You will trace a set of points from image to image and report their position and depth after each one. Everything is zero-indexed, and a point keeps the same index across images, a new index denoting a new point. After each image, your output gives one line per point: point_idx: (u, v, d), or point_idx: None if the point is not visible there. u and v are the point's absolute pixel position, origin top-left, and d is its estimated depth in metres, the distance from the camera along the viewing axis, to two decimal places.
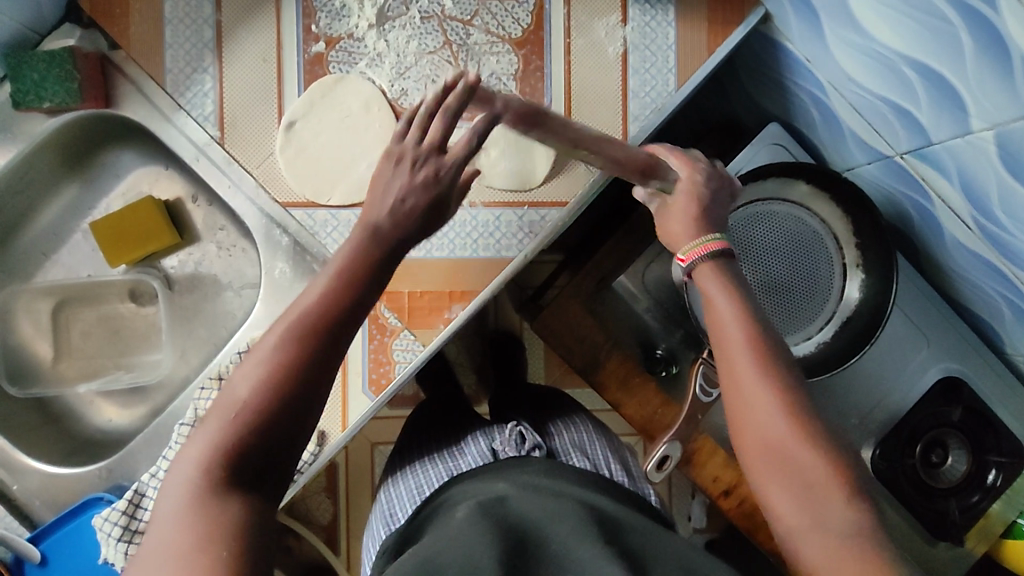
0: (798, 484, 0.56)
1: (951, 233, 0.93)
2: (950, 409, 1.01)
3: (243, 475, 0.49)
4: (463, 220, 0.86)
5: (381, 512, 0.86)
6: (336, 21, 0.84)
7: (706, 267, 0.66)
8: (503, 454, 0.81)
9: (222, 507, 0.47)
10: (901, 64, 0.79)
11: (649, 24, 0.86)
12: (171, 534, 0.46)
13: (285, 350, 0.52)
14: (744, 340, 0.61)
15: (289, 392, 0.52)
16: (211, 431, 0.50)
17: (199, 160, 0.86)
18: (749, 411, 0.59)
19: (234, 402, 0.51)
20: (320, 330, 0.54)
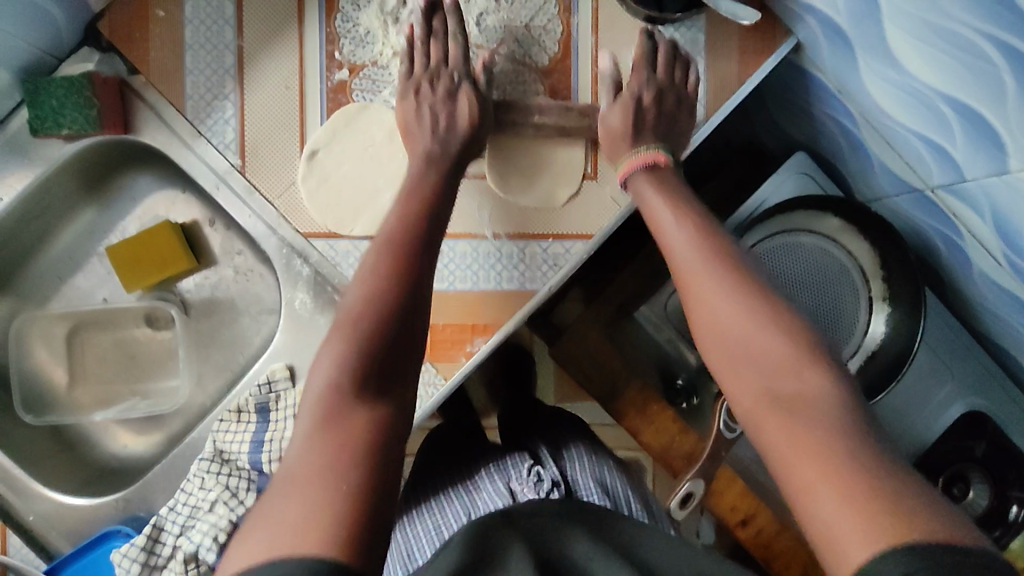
0: (761, 366, 0.56)
1: (981, 268, 0.90)
2: (975, 444, 1.00)
3: (369, 377, 0.56)
4: (488, 253, 0.85)
5: (398, 551, 0.82)
6: (360, 48, 0.83)
7: (642, 173, 0.75)
8: (522, 495, 0.77)
9: (355, 411, 0.54)
10: (938, 100, 0.76)
11: (678, 54, 0.85)
12: (303, 461, 0.50)
13: (390, 271, 0.63)
14: (699, 246, 0.65)
15: (402, 296, 0.62)
16: (337, 348, 0.57)
17: (220, 188, 0.85)
18: (709, 307, 0.60)
19: (314, 386, 0.56)
20: (412, 257, 0.66)
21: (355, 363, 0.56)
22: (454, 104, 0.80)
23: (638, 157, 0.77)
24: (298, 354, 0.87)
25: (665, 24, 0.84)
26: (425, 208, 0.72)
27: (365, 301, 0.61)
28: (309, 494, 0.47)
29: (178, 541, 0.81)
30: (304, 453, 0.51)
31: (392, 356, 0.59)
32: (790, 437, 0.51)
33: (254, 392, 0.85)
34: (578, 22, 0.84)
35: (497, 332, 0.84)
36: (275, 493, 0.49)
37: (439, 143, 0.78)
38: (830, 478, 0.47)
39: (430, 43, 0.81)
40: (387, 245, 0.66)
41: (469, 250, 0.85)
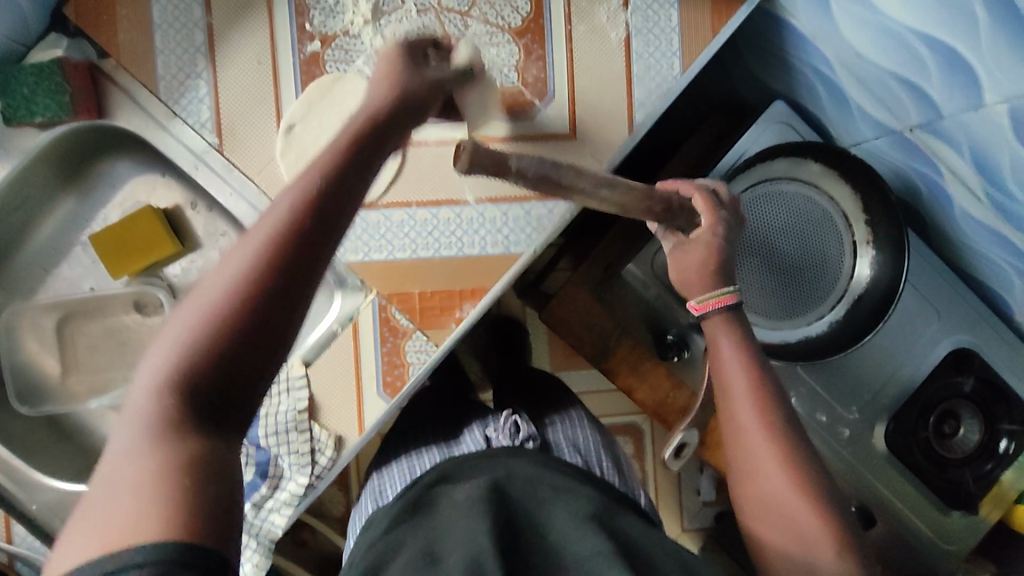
0: (793, 537, 0.57)
1: (962, 207, 0.92)
2: (963, 379, 1.01)
3: (211, 392, 0.43)
4: (471, 218, 0.85)
5: (371, 488, 0.86)
6: (330, 18, 0.82)
7: (717, 322, 0.66)
8: (497, 441, 0.82)
9: (188, 430, 0.42)
10: (913, 41, 0.77)
11: (651, 7, 0.84)
12: (132, 469, 0.40)
13: (253, 242, 0.44)
14: (750, 391, 0.62)
15: (256, 293, 0.43)
16: (191, 307, 0.44)
17: (198, 167, 0.85)
18: (751, 469, 0.60)
19: (199, 303, 0.43)
20: (293, 247, 0.44)
21: (180, 371, 0.42)
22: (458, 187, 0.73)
23: (727, 297, 0.66)
24: None
25: None
26: (352, 184, 0.48)
27: (239, 267, 0.43)
28: (122, 508, 0.38)
29: None
30: (126, 455, 0.41)
31: (243, 371, 0.43)
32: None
33: None
34: None
35: (485, 296, 0.85)
36: (100, 492, 0.40)
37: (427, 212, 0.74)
38: None
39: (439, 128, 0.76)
40: (296, 204, 0.46)
41: (452, 216, 0.85)
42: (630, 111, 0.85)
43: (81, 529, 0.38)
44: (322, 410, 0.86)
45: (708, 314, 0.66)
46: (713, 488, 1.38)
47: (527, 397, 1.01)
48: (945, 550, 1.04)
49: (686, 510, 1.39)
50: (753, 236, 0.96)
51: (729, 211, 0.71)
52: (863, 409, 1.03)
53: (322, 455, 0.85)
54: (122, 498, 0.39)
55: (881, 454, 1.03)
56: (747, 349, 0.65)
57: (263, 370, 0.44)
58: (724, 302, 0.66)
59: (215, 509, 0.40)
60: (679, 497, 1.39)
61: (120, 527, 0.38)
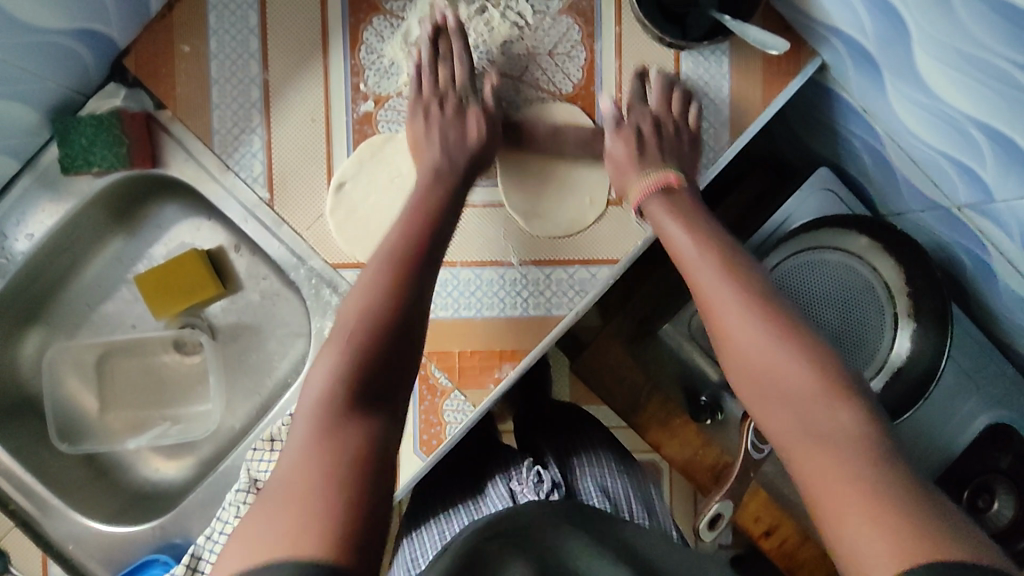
0: (786, 400, 0.58)
1: (1008, 285, 0.90)
2: (1000, 456, 0.99)
3: (361, 390, 0.58)
4: (514, 279, 0.85)
5: (404, 559, 0.87)
6: (385, 79, 0.83)
7: (654, 203, 0.76)
8: (523, 496, 0.85)
9: (344, 425, 0.55)
10: (968, 125, 0.75)
11: (703, 79, 0.85)
12: (296, 472, 0.52)
13: (385, 278, 0.65)
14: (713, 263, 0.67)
15: (395, 307, 0.63)
16: (342, 338, 0.61)
17: (248, 220, 0.85)
18: (736, 348, 0.62)
19: (345, 329, 0.61)
20: (408, 274, 0.66)
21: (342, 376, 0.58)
22: (462, 122, 0.80)
23: (657, 181, 0.77)
24: None
25: (692, 52, 0.84)
26: (443, 207, 0.75)
27: (365, 303, 0.63)
28: (316, 482, 0.51)
29: None
30: (293, 468, 0.53)
31: (382, 377, 0.59)
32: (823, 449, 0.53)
33: (287, 422, 0.86)
34: (601, 48, 0.84)
35: (525, 359, 0.85)
36: (288, 467, 0.53)
37: (448, 160, 0.78)
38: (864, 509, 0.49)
39: (437, 66, 0.81)
40: (409, 244, 0.69)
41: (495, 276, 0.86)
42: None
43: (248, 533, 0.49)
44: None
45: (648, 199, 0.77)
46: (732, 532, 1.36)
47: (552, 438, 1.01)
48: None
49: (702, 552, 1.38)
50: (793, 304, 0.96)
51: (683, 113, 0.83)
52: None
53: None
54: (299, 475, 0.52)
55: None
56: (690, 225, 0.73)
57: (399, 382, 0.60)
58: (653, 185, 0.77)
59: (345, 482, 0.51)
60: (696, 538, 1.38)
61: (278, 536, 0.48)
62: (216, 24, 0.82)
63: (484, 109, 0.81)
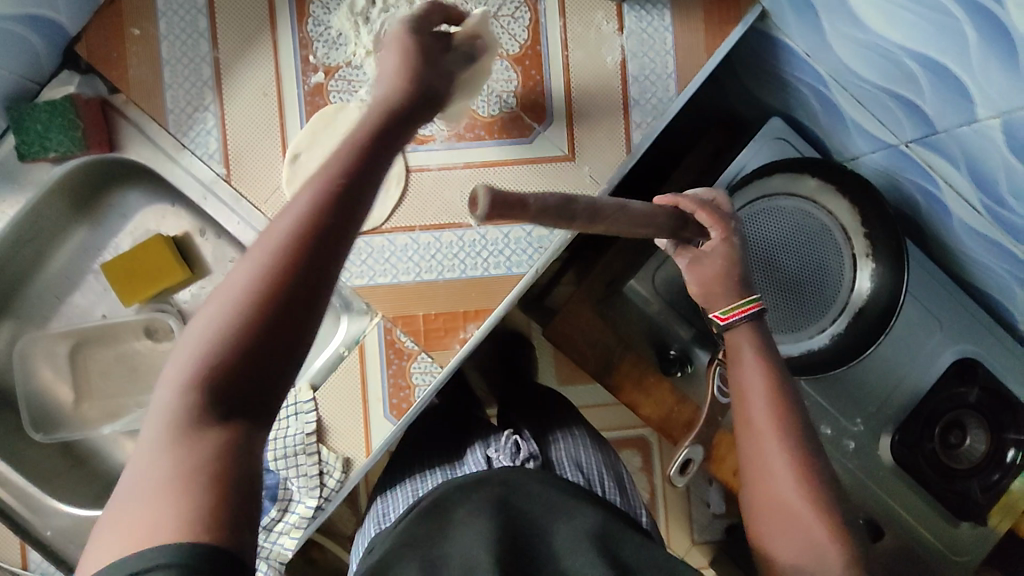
0: (793, 526, 0.60)
1: (960, 217, 0.92)
2: (968, 391, 1.01)
3: (228, 391, 0.44)
4: (473, 240, 0.87)
5: (375, 512, 0.87)
6: (333, 50, 0.84)
7: (742, 331, 0.69)
8: (498, 462, 0.80)
9: (207, 428, 0.43)
10: (903, 56, 0.78)
11: (646, 30, 0.86)
12: (153, 473, 0.42)
13: (299, 213, 0.45)
14: (763, 377, 0.67)
15: (287, 273, 0.44)
16: (249, 256, 0.45)
17: (207, 198, 0.87)
18: (763, 461, 0.63)
19: (229, 288, 0.45)
20: (331, 210, 0.45)
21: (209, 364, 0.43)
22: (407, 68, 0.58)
23: (752, 305, 0.70)
24: None
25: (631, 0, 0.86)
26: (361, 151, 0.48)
27: (254, 266, 0.44)
28: (163, 470, 0.42)
29: None
30: (150, 464, 0.43)
31: (261, 376, 0.44)
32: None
33: None
34: (545, 7, 0.86)
35: (489, 317, 0.86)
36: (129, 489, 0.43)
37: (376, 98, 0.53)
38: None
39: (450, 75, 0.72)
40: (321, 186, 0.46)
41: (454, 239, 0.87)
42: (627, 131, 0.86)
43: (110, 523, 0.42)
44: (329, 432, 0.87)
45: (736, 324, 0.70)
46: (722, 499, 1.36)
47: (530, 417, 1.00)
48: (953, 561, 1.03)
49: (697, 522, 1.39)
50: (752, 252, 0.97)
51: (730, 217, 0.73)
52: (868, 421, 1.04)
53: (331, 477, 0.86)
54: (146, 492, 0.42)
55: (888, 466, 1.03)
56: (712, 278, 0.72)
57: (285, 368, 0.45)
58: (747, 312, 0.70)
59: (162, 530, 0.40)
60: (689, 509, 1.39)
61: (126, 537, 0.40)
62: (164, 6, 0.83)
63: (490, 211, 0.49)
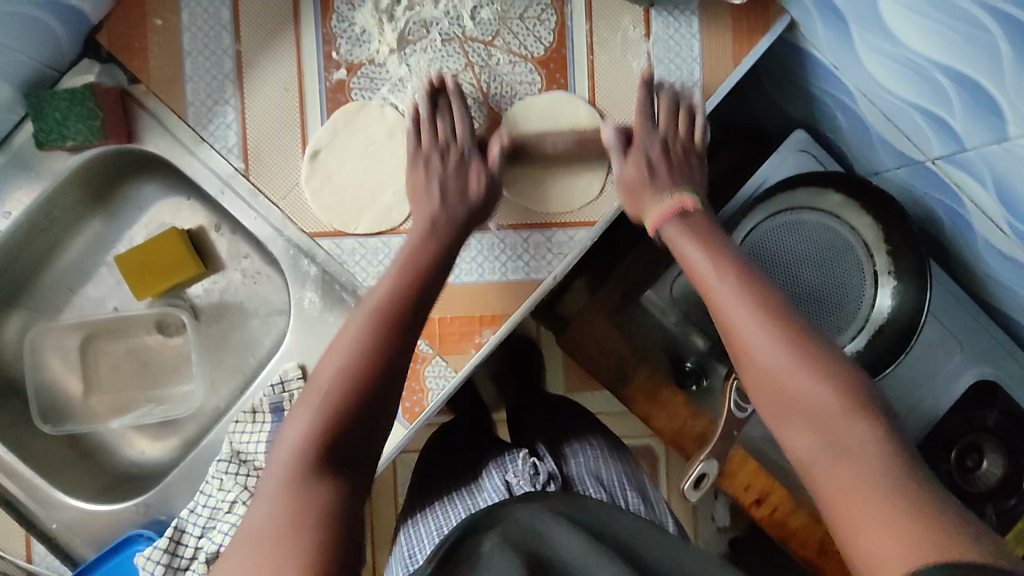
0: (802, 411, 0.56)
1: (984, 237, 0.90)
2: (986, 414, 1.00)
3: (335, 454, 0.57)
4: (491, 244, 0.85)
5: (403, 553, 0.84)
6: (357, 47, 0.83)
7: (675, 229, 0.74)
8: (518, 488, 0.80)
9: (314, 487, 0.54)
10: (934, 71, 0.75)
11: (674, 37, 0.85)
12: (272, 515, 0.53)
13: (375, 328, 0.64)
14: (716, 262, 0.67)
15: (372, 370, 0.61)
16: (338, 364, 0.61)
17: (225, 192, 0.86)
18: (748, 348, 0.61)
19: (320, 386, 0.61)
20: (403, 314, 0.67)
21: (320, 434, 0.57)
22: (464, 175, 0.81)
23: (670, 207, 0.77)
24: (308, 351, 0.88)
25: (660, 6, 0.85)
26: (422, 300, 0.70)
27: (339, 365, 0.61)
28: (284, 518, 0.52)
29: (200, 542, 0.83)
30: (269, 512, 0.53)
31: (355, 447, 0.59)
32: (860, 504, 0.49)
33: (268, 393, 0.86)
34: (571, 10, 0.84)
35: (505, 322, 0.84)
36: (259, 527, 0.52)
37: (446, 211, 0.79)
38: (895, 528, 0.47)
39: (437, 120, 0.82)
40: (403, 281, 0.71)
41: (472, 242, 0.85)
42: None
43: (243, 550, 0.51)
44: None
45: (664, 224, 0.75)
46: (728, 514, 1.36)
47: (545, 430, 0.98)
48: None
49: (702, 538, 1.37)
50: (772, 267, 0.96)
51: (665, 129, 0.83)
52: None
53: None
54: (273, 529, 0.52)
55: None
56: (710, 249, 0.70)
57: (370, 443, 0.60)
58: (670, 212, 0.76)
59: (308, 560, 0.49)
60: (695, 523, 1.38)
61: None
62: None
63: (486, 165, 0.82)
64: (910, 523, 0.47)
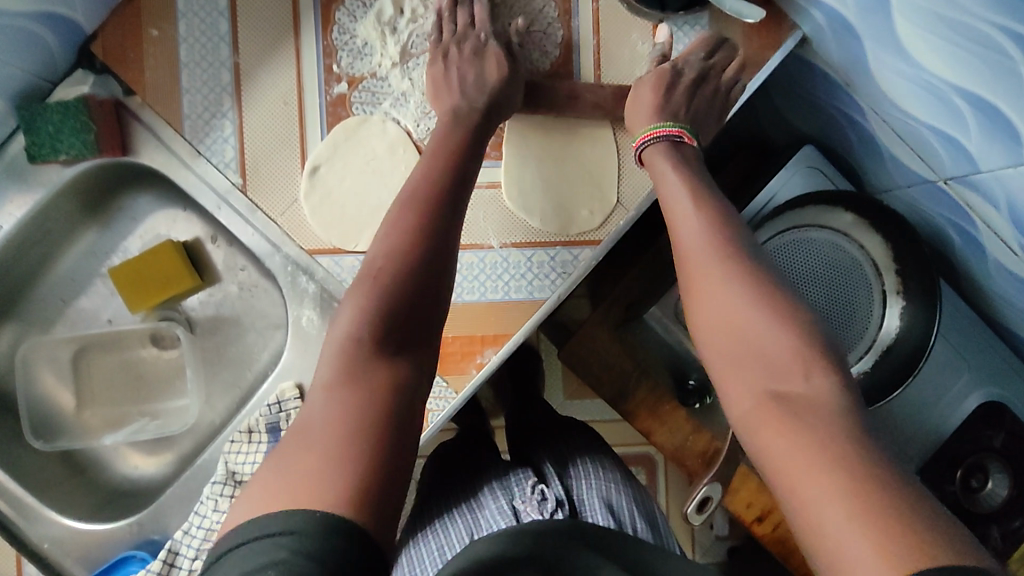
0: (759, 372, 0.54)
1: (997, 259, 0.88)
2: (993, 434, 0.98)
3: (389, 335, 0.57)
4: (494, 263, 0.83)
5: (401, 574, 0.81)
6: (358, 60, 0.81)
7: (659, 148, 0.73)
8: (525, 514, 0.77)
9: (375, 368, 0.55)
10: (952, 94, 0.74)
11: (683, 53, 0.83)
12: (324, 408, 0.52)
13: (410, 214, 0.64)
14: (690, 203, 0.65)
15: (416, 261, 0.61)
16: (390, 239, 0.62)
17: (222, 207, 0.83)
18: (712, 299, 0.58)
19: (371, 271, 0.60)
20: (443, 199, 0.67)
21: (380, 318, 0.57)
22: (480, 65, 0.78)
23: (665, 129, 0.74)
24: (306, 370, 0.87)
25: (669, 21, 0.83)
26: (460, 177, 0.70)
27: (386, 253, 0.61)
28: (343, 404, 0.52)
29: (194, 564, 0.82)
30: (326, 402, 0.53)
31: (411, 322, 0.59)
32: (805, 449, 0.47)
33: (265, 413, 0.84)
34: (579, 24, 0.83)
35: (508, 342, 0.82)
36: (286, 450, 0.50)
37: (467, 98, 0.77)
38: (831, 472, 0.45)
39: (457, 10, 0.81)
40: (439, 159, 0.70)
41: (475, 260, 0.83)
42: None
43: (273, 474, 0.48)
44: None
45: (647, 145, 0.74)
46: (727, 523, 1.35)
47: (548, 447, 0.95)
48: None
49: (699, 543, 1.35)
50: None
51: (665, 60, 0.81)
52: None
53: None
54: (317, 446, 0.49)
55: None
56: (711, 222, 0.63)
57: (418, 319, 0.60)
58: (663, 133, 0.74)
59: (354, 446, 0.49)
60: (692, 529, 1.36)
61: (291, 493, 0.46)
62: (184, 6, 0.80)
63: (507, 52, 0.80)
64: (847, 470, 0.45)
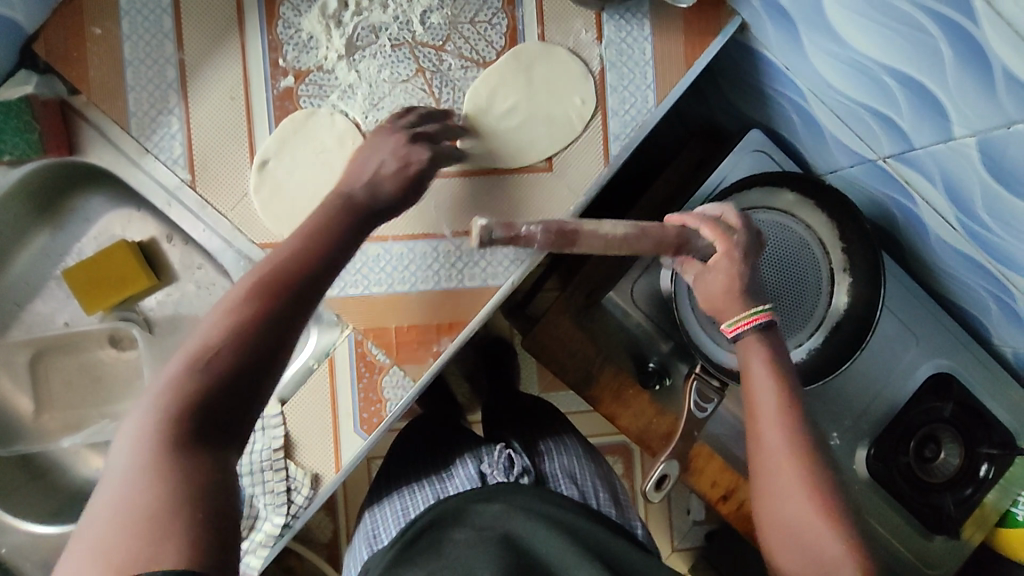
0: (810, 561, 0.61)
1: (937, 234, 0.91)
2: (943, 405, 1.01)
3: (208, 413, 0.50)
4: (448, 251, 0.84)
5: (364, 532, 0.83)
6: (303, 53, 0.82)
7: (752, 343, 0.68)
8: (492, 477, 0.79)
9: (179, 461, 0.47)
10: (881, 73, 0.76)
11: (625, 41, 0.84)
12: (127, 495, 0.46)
13: (257, 293, 0.54)
14: (778, 412, 0.65)
15: (241, 358, 0.51)
16: (219, 319, 0.52)
17: (171, 204, 0.84)
18: (772, 492, 0.65)
19: (191, 356, 0.51)
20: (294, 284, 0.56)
21: (178, 408, 0.49)
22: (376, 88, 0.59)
23: (756, 318, 0.67)
24: None
25: (610, 10, 0.84)
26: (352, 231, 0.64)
27: (209, 340, 0.51)
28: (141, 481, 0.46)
29: None
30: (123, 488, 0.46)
31: (233, 408, 0.51)
32: None
33: None
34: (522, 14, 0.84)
35: (464, 329, 0.83)
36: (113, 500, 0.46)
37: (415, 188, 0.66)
38: None
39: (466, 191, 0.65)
40: (297, 242, 0.59)
41: (428, 249, 0.83)
42: (605, 144, 0.85)
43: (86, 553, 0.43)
44: (298, 447, 0.83)
45: (742, 335, 0.68)
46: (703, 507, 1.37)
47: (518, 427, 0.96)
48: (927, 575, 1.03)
49: (677, 529, 1.37)
50: None
51: (742, 236, 0.68)
52: (845, 434, 1.03)
53: (298, 493, 0.82)
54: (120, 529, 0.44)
55: (865, 480, 1.02)
56: (779, 380, 0.66)
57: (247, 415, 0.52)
58: (756, 322, 0.67)
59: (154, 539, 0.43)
60: (669, 516, 1.37)
61: (131, 550, 0.43)
62: (127, 4, 0.80)
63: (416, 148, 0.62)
64: None
